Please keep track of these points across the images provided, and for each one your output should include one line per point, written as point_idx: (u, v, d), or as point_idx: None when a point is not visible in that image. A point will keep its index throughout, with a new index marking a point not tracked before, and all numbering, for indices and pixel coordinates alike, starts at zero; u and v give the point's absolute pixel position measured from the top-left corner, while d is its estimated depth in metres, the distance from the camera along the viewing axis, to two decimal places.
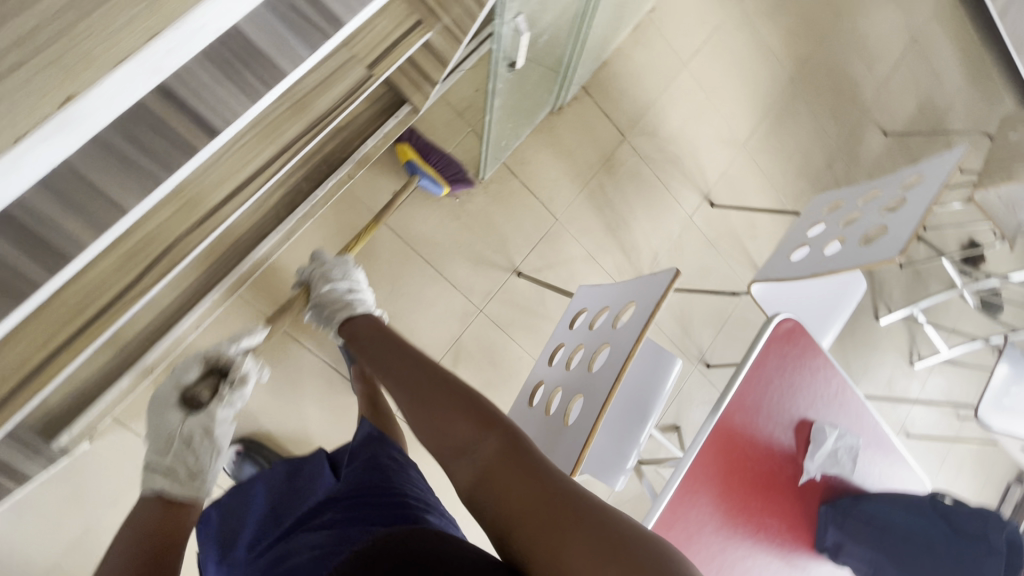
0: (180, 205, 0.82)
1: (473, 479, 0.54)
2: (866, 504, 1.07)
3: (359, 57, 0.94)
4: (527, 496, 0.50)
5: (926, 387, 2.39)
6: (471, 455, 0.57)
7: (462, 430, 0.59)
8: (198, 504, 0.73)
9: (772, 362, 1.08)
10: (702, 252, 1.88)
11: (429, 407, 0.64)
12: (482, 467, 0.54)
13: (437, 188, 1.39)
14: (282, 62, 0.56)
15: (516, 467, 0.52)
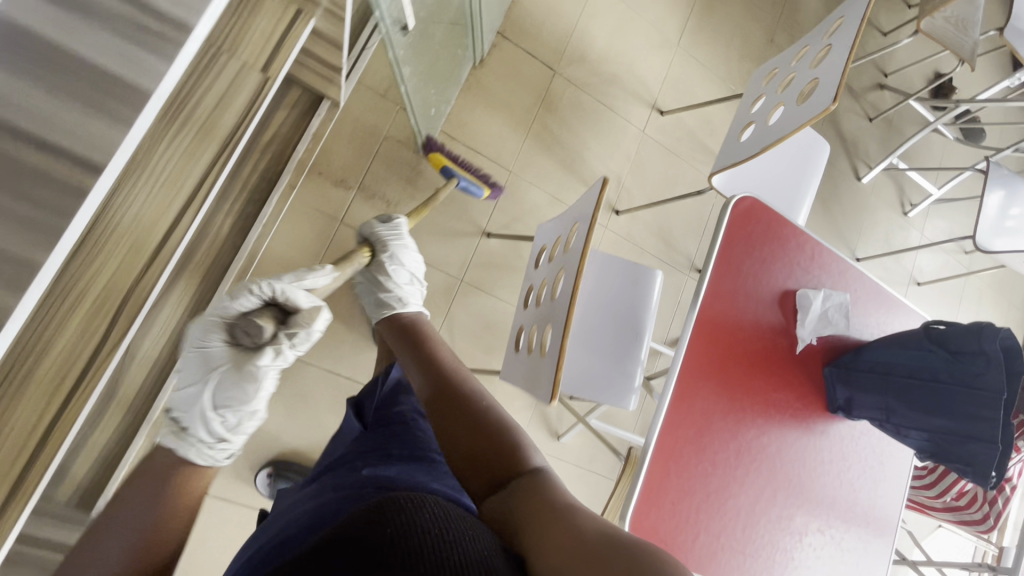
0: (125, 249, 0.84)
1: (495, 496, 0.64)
2: (867, 355, 1.09)
3: (250, 62, 0.92)
4: (544, 518, 0.56)
5: (925, 233, 2.37)
6: (503, 488, 0.64)
7: (497, 471, 0.67)
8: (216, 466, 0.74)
9: (738, 245, 1.08)
10: (665, 162, 1.86)
11: (462, 429, 0.74)
12: (510, 498, 0.62)
13: (478, 190, 1.39)
14: (142, 81, 0.56)
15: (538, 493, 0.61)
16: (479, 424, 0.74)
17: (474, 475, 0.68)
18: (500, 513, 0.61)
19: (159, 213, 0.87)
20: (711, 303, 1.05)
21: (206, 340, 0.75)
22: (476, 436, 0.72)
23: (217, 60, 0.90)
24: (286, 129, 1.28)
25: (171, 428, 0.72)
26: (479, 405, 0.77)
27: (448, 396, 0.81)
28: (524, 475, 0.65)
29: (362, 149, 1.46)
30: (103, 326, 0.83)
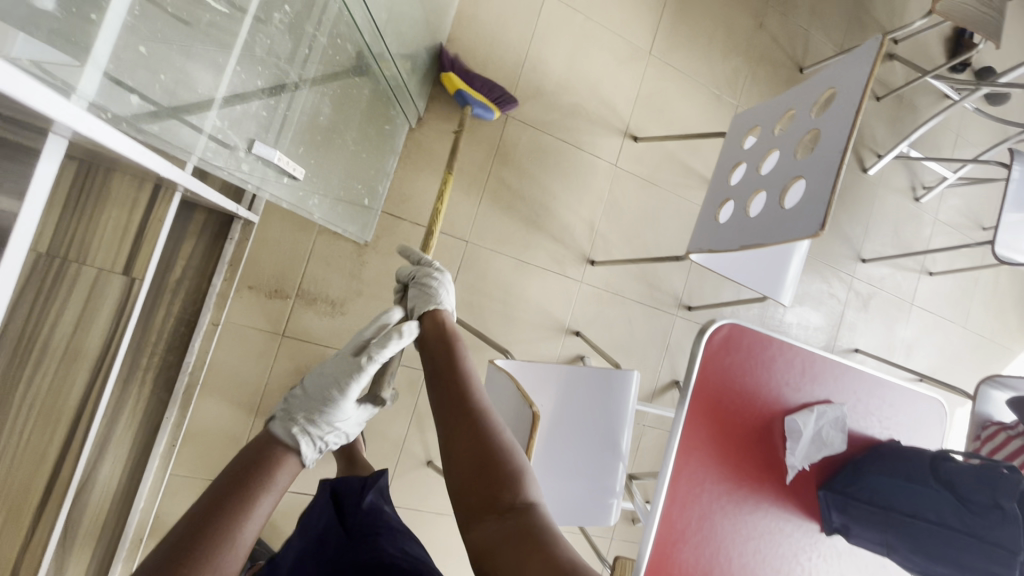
0: (7, 514, 0.72)
1: (489, 543, 0.62)
2: (865, 483, 0.97)
3: (108, 266, 0.79)
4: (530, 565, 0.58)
5: (939, 217, 2.16)
6: (495, 511, 0.65)
7: (489, 496, 0.66)
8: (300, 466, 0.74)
9: (715, 380, 0.94)
10: (644, 196, 1.65)
11: (462, 465, 0.69)
12: (500, 527, 0.63)
13: (489, 114, 1.39)
14: None
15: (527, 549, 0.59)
16: (477, 436, 0.70)
17: (467, 493, 0.67)
18: (489, 541, 0.62)
19: (34, 466, 0.75)
20: (690, 448, 0.93)
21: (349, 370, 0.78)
22: (471, 444, 0.70)
23: (66, 272, 0.75)
24: (196, 260, 1.15)
25: (300, 426, 0.76)
26: (491, 431, 0.71)
27: (466, 401, 0.74)
28: (514, 504, 0.65)
29: (293, 249, 1.30)
30: None
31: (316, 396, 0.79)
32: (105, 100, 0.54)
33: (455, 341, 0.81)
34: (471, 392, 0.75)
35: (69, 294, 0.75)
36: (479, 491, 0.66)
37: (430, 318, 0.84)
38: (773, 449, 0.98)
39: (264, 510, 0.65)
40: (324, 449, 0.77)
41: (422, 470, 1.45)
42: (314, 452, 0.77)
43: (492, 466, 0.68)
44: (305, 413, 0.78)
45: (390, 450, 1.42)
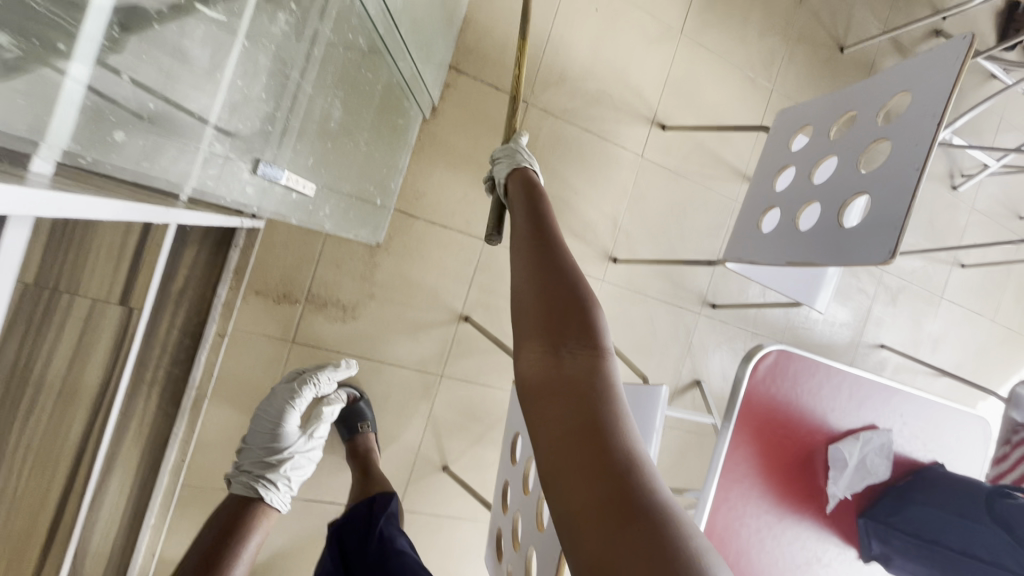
0: (11, 553, 0.69)
1: (535, 381, 0.53)
2: (909, 512, 0.93)
3: (103, 296, 0.72)
4: (574, 435, 0.49)
5: (976, 206, 2.05)
6: (553, 351, 0.54)
7: (553, 330, 0.56)
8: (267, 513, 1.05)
9: (758, 407, 0.88)
10: (670, 189, 1.56)
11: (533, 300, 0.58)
12: (551, 372, 0.53)
13: None
14: None
15: (573, 415, 0.50)
16: (549, 279, 0.59)
17: (525, 319, 0.58)
18: (539, 384, 0.53)
19: (36, 508, 0.71)
20: (730, 480, 0.87)
21: (274, 440, 1.10)
22: (542, 282, 0.59)
23: (57, 304, 0.67)
24: (198, 268, 1.09)
25: (261, 487, 1.05)
26: (572, 275, 0.60)
27: (554, 256, 0.62)
28: (581, 349, 0.54)
29: (302, 252, 1.22)
30: None
31: (264, 454, 1.10)
32: (82, 144, 0.48)
33: (540, 194, 0.76)
34: (558, 249, 0.63)
35: (62, 328, 0.69)
36: (539, 324, 0.56)
37: (515, 174, 0.82)
38: (814, 477, 0.93)
39: (250, 550, 0.99)
40: (284, 498, 1.09)
41: (437, 475, 1.41)
42: (283, 499, 1.09)
43: (566, 309, 0.57)
44: (262, 471, 1.08)
45: (405, 457, 1.38)
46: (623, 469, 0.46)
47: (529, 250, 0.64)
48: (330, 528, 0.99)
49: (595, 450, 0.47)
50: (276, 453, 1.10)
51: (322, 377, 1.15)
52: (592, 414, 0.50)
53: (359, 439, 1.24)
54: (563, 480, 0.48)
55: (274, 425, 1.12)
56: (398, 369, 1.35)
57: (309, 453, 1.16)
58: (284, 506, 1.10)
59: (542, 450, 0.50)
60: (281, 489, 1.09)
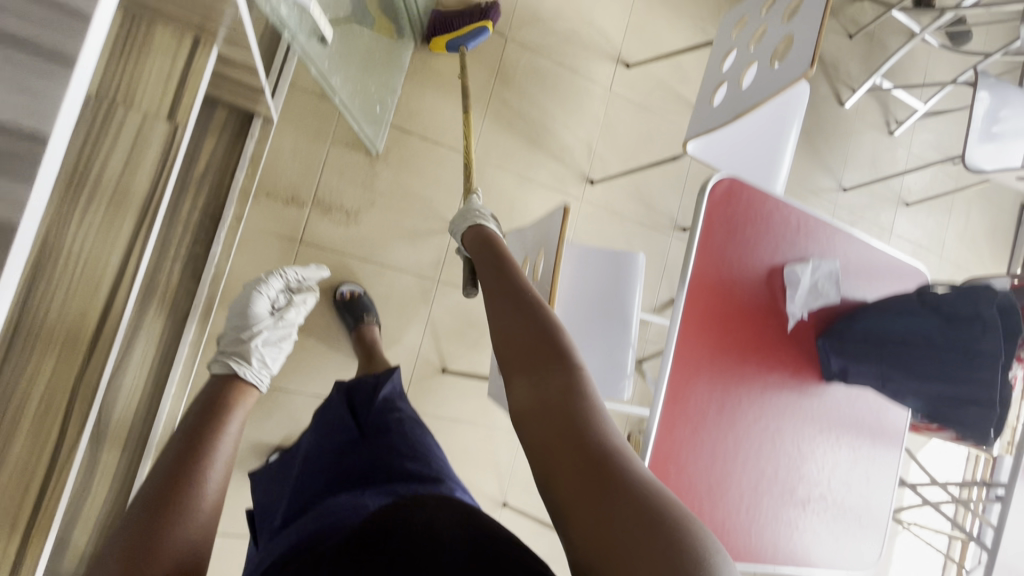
0: (63, 344, 0.77)
1: (522, 404, 0.63)
2: (858, 324, 1.04)
3: (153, 112, 0.82)
4: (558, 435, 0.58)
5: (912, 149, 2.27)
6: (534, 379, 0.65)
7: (537, 361, 0.67)
8: (253, 388, 0.96)
9: (718, 230, 1.00)
10: (638, 120, 1.74)
11: (515, 344, 0.70)
12: (541, 398, 0.63)
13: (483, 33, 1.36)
14: None
15: (558, 419, 0.60)
16: (527, 323, 0.71)
17: (513, 359, 0.69)
18: (529, 408, 0.63)
19: (87, 300, 0.80)
20: (699, 294, 1.00)
21: (245, 319, 1.06)
22: (521, 328, 0.71)
23: (114, 115, 0.79)
24: (219, 156, 1.18)
25: (234, 360, 0.97)
26: (545, 316, 0.72)
27: (520, 298, 0.75)
28: (561, 370, 0.65)
29: (308, 159, 1.35)
30: (58, 417, 0.78)
31: (236, 334, 1.04)
32: None
33: (495, 241, 0.88)
34: (524, 288, 0.76)
35: (115, 133, 0.80)
36: (523, 362, 0.68)
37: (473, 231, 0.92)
38: (774, 298, 1.06)
39: (235, 423, 0.83)
40: (262, 376, 1.00)
41: (437, 377, 1.50)
42: (263, 377, 1.00)
43: (540, 340, 0.69)
44: (236, 349, 1.00)
45: (406, 357, 1.47)
46: (599, 456, 0.56)
47: (506, 293, 0.76)
48: (335, 385, 0.96)
49: (580, 446, 0.57)
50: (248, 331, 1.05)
51: (290, 273, 1.21)
52: (570, 414, 0.60)
53: (364, 326, 1.30)
54: (554, 481, 0.56)
55: (242, 310, 1.08)
56: (397, 273, 1.45)
57: (285, 345, 1.10)
58: (263, 385, 0.99)
59: (535, 466, 0.60)
60: (257, 366, 1.00)
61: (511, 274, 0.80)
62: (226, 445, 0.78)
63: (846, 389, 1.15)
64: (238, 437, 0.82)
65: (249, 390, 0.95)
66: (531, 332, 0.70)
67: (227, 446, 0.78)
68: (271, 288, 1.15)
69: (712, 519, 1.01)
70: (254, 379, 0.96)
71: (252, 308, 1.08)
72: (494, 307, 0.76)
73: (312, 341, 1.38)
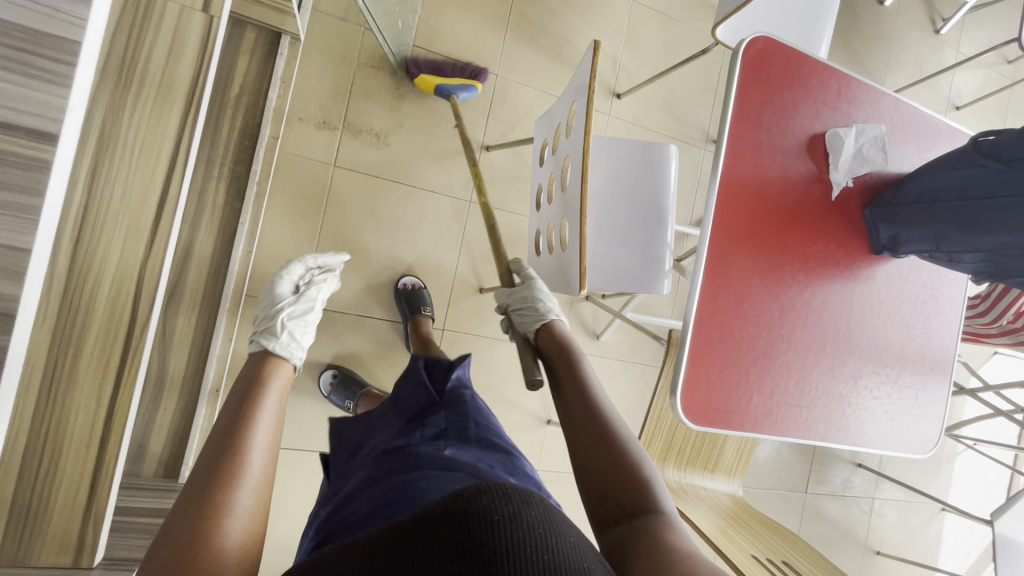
0: (127, 221, 0.82)
1: (615, 544, 0.65)
2: (909, 186, 1.00)
3: (189, 3, 0.85)
4: (651, 558, 0.60)
5: (961, 48, 2.13)
6: (627, 523, 0.68)
7: (622, 503, 0.70)
8: (291, 363, 0.93)
9: (754, 95, 0.97)
10: (663, 29, 1.68)
11: (603, 479, 0.73)
12: (628, 534, 0.66)
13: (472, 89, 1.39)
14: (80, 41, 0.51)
15: (653, 545, 0.62)
16: (609, 458, 0.74)
17: (602, 504, 0.71)
18: (615, 545, 0.65)
19: (145, 187, 0.83)
20: (739, 164, 0.97)
21: (271, 297, 1.09)
22: (606, 470, 0.73)
23: (154, 7, 0.83)
24: (252, 76, 1.21)
25: (264, 337, 0.94)
26: (624, 445, 0.76)
27: (594, 415, 0.79)
28: (643, 513, 0.68)
29: (336, 82, 1.37)
30: (129, 300, 0.84)
31: (265, 313, 1.06)
32: None
33: (573, 354, 0.88)
34: (600, 410, 0.80)
35: (157, 27, 0.84)
36: (613, 507, 0.70)
37: (544, 332, 0.92)
38: (817, 167, 1.03)
39: (270, 408, 0.79)
40: (293, 349, 0.95)
41: (477, 297, 1.52)
42: (293, 351, 0.95)
43: (625, 482, 0.72)
44: (263, 327, 1.00)
45: (444, 278, 1.49)
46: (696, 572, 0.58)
47: (582, 415, 0.80)
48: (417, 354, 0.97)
49: (667, 565, 0.59)
50: (273, 308, 1.07)
51: (309, 260, 1.24)
52: (657, 541, 0.63)
53: (420, 318, 1.33)
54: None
55: (268, 293, 1.11)
56: (430, 195, 1.47)
57: (315, 316, 1.10)
58: (296, 357, 0.95)
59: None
60: (286, 340, 0.96)
61: (594, 403, 0.80)
62: (263, 431, 0.74)
63: (899, 262, 1.11)
64: (276, 417, 0.79)
65: (282, 366, 0.91)
66: (615, 467, 0.73)
67: (264, 433, 0.74)
68: (292, 271, 1.19)
69: (761, 392, 0.98)
70: (294, 358, 0.93)
71: (277, 289, 1.12)
72: (572, 443, 0.78)
73: (354, 263, 1.42)
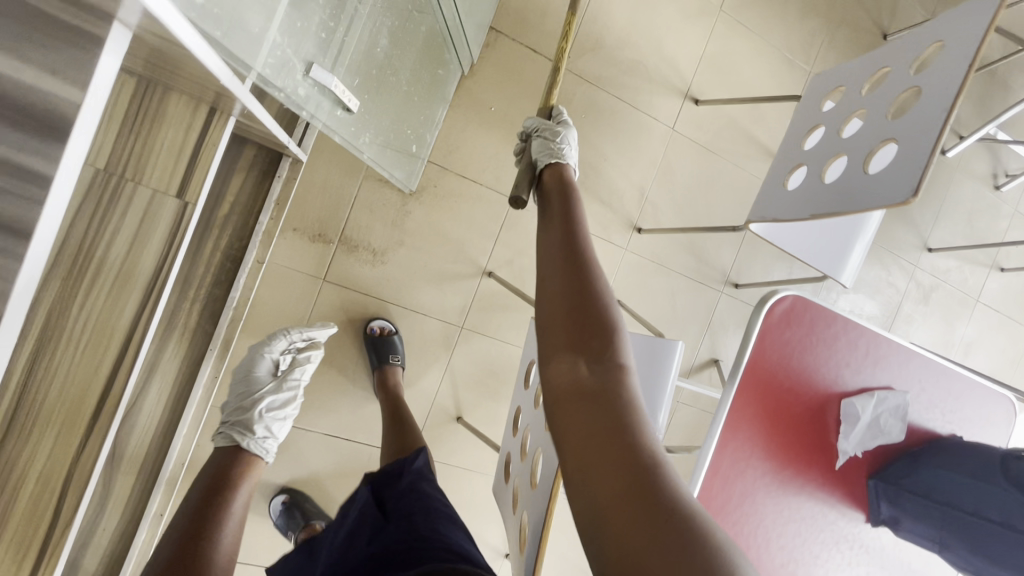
0: (65, 416, 0.75)
1: (566, 387, 0.58)
2: (922, 473, 0.93)
3: (163, 188, 0.77)
4: (600, 433, 0.54)
5: (1019, 208, 1.99)
6: (582, 361, 0.59)
7: (582, 341, 0.60)
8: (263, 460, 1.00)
9: (771, 352, 0.89)
10: (701, 163, 1.56)
11: (574, 333, 0.61)
12: (581, 383, 0.58)
13: None
14: None
15: (611, 414, 0.55)
16: (580, 290, 0.63)
17: (557, 335, 0.62)
18: (567, 392, 0.58)
19: (88, 379, 0.76)
20: (736, 424, 0.89)
21: (247, 386, 1.09)
22: (572, 304, 0.62)
23: (124, 191, 0.75)
24: (245, 196, 1.16)
25: (237, 434, 1.00)
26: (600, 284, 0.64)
27: (576, 252, 0.67)
28: (607, 361, 0.59)
29: (338, 193, 1.28)
30: (54, 498, 0.77)
31: (238, 402, 1.08)
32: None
33: (574, 193, 0.77)
34: (584, 246, 0.68)
35: (125, 213, 0.76)
36: (570, 338, 0.61)
37: (552, 173, 0.81)
38: (824, 431, 0.93)
39: (238, 510, 0.85)
40: (267, 446, 1.02)
41: (453, 426, 1.45)
42: (267, 449, 1.02)
43: (593, 327, 0.61)
44: (236, 420, 1.03)
45: (421, 402, 1.42)
46: (647, 466, 0.51)
47: (561, 253, 0.68)
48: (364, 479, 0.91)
49: (620, 451, 0.52)
50: (246, 401, 1.07)
51: (296, 332, 1.16)
52: (613, 414, 0.55)
53: (387, 369, 1.28)
54: (592, 470, 0.52)
55: (245, 374, 1.12)
56: (422, 317, 1.39)
57: (286, 411, 1.08)
58: (267, 457, 1.01)
59: (569, 452, 0.55)
60: (261, 435, 1.02)
61: (582, 242, 0.68)
62: (231, 529, 0.81)
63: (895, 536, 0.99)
64: (241, 520, 0.85)
65: (253, 460, 0.98)
66: (585, 310, 0.62)
67: (231, 534, 0.80)
68: (274, 348, 1.14)
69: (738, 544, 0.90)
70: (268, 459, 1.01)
71: (255, 372, 1.11)
72: (546, 278, 0.67)
73: (329, 380, 1.35)
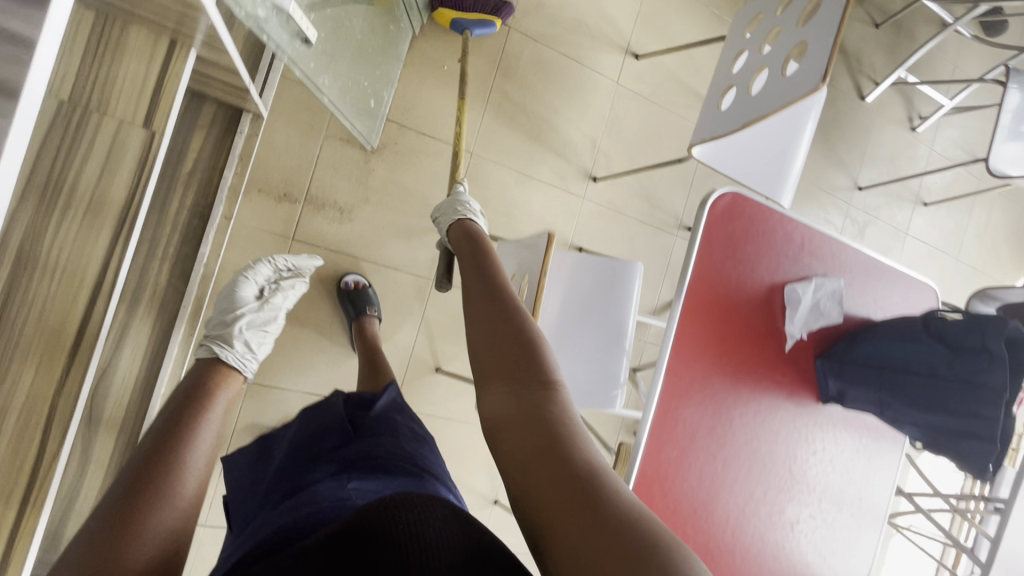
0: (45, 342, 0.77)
1: (499, 416, 0.60)
2: (862, 345, 1.03)
3: (129, 118, 0.80)
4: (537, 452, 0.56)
5: (935, 146, 2.18)
6: (513, 387, 0.62)
7: (509, 371, 0.64)
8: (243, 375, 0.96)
9: (717, 247, 0.97)
10: (646, 114, 1.66)
11: (502, 365, 0.64)
12: (513, 410, 0.60)
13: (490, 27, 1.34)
14: None
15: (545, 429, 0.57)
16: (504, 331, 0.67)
17: (488, 366, 0.65)
18: (503, 419, 0.60)
19: (65, 310, 0.78)
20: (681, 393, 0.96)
21: (230, 302, 1.06)
22: (497, 344, 0.66)
23: (88, 120, 0.79)
24: (206, 154, 1.18)
25: (217, 344, 0.95)
26: (518, 316, 0.69)
27: (494, 295, 0.72)
28: (537, 383, 0.62)
29: (301, 153, 1.31)
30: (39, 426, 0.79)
31: (220, 317, 1.04)
32: None
33: (482, 240, 0.86)
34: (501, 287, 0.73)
35: (94, 142, 0.79)
36: (498, 369, 0.64)
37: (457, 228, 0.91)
38: (772, 317, 1.03)
39: (215, 422, 0.78)
40: (246, 361, 0.98)
41: (432, 377, 1.49)
42: (246, 363, 0.97)
43: (518, 354, 0.65)
44: (217, 333, 0.99)
45: (399, 356, 1.45)
46: (587, 474, 0.53)
47: (483, 300, 0.72)
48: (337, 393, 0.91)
49: (559, 467, 0.54)
50: (229, 317, 1.03)
51: (280, 260, 1.19)
52: (546, 430, 0.57)
53: (364, 320, 1.29)
54: (537, 494, 0.53)
55: (227, 294, 1.08)
56: (393, 271, 1.43)
57: (271, 329, 1.08)
58: (247, 371, 0.97)
59: (512, 479, 0.57)
60: (239, 350, 0.97)
61: (500, 285, 0.74)
62: (208, 442, 0.74)
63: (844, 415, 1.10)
64: (219, 431, 0.78)
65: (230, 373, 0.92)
66: (511, 347, 0.65)
67: (208, 444, 0.73)
68: (258, 273, 1.14)
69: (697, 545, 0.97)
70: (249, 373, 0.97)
71: (239, 292, 1.08)
72: (473, 319, 0.72)
73: (305, 340, 1.36)
